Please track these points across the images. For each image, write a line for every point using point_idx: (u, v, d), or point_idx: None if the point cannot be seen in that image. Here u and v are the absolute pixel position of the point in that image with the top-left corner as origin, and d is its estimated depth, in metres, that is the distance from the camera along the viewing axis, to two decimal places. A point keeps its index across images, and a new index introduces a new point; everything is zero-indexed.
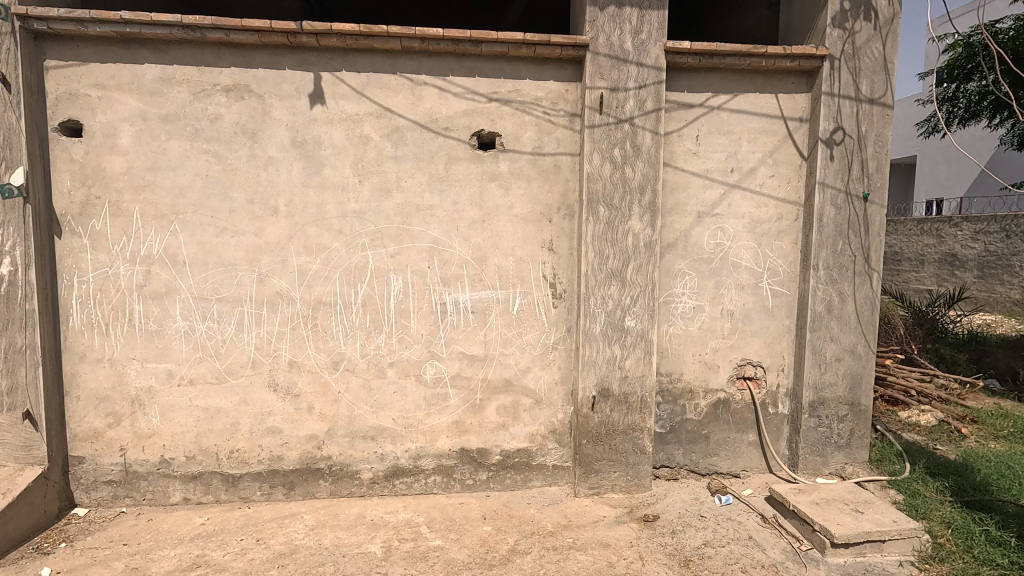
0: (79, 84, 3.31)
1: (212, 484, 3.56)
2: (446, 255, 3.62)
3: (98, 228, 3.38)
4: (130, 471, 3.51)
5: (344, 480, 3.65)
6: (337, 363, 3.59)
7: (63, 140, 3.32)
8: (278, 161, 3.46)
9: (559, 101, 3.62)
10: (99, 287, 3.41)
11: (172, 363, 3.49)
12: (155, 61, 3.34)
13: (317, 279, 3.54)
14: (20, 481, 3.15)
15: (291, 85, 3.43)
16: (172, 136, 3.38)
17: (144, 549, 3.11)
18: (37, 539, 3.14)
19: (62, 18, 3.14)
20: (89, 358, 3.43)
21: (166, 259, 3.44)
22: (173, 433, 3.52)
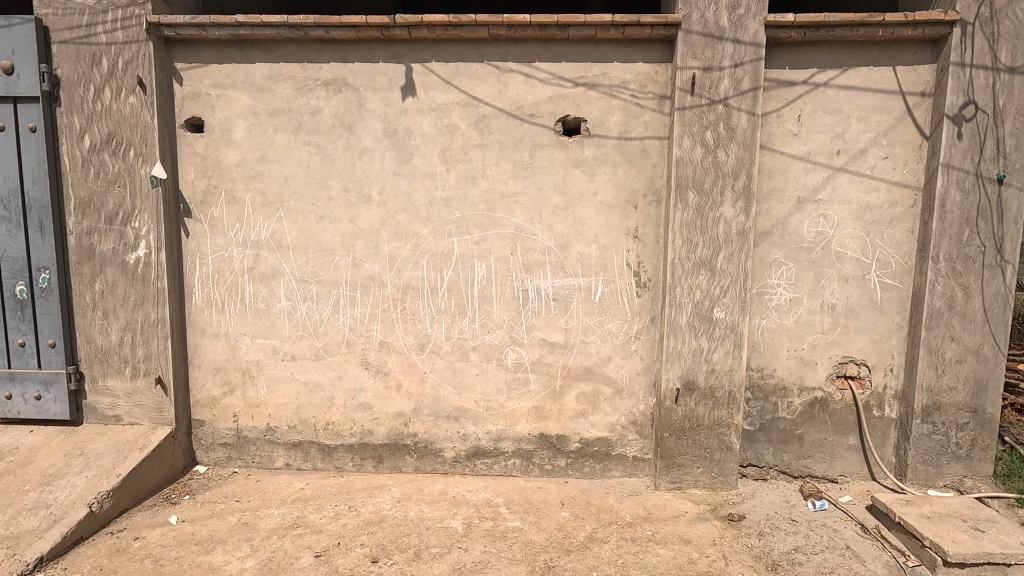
0: (201, 84, 3.65)
1: (311, 453, 3.85)
2: (529, 242, 3.64)
3: (216, 214, 3.72)
4: (242, 436, 3.87)
5: (429, 457, 3.81)
6: (424, 345, 3.74)
7: (187, 135, 3.68)
8: (372, 151, 3.63)
9: (647, 84, 3.51)
10: (217, 268, 3.76)
11: (277, 340, 3.79)
12: (265, 60, 3.60)
13: (407, 264, 3.69)
14: (153, 439, 3.60)
15: (384, 77, 3.58)
16: (279, 129, 3.64)
17: (253, 507, 3.43)
18: (167, 490, 3.58)
19: (187, 24, 3.46)
20: (208, 333, 3.81)
21: (273, 243, 3.73)
22: (278, 404, 3.83)
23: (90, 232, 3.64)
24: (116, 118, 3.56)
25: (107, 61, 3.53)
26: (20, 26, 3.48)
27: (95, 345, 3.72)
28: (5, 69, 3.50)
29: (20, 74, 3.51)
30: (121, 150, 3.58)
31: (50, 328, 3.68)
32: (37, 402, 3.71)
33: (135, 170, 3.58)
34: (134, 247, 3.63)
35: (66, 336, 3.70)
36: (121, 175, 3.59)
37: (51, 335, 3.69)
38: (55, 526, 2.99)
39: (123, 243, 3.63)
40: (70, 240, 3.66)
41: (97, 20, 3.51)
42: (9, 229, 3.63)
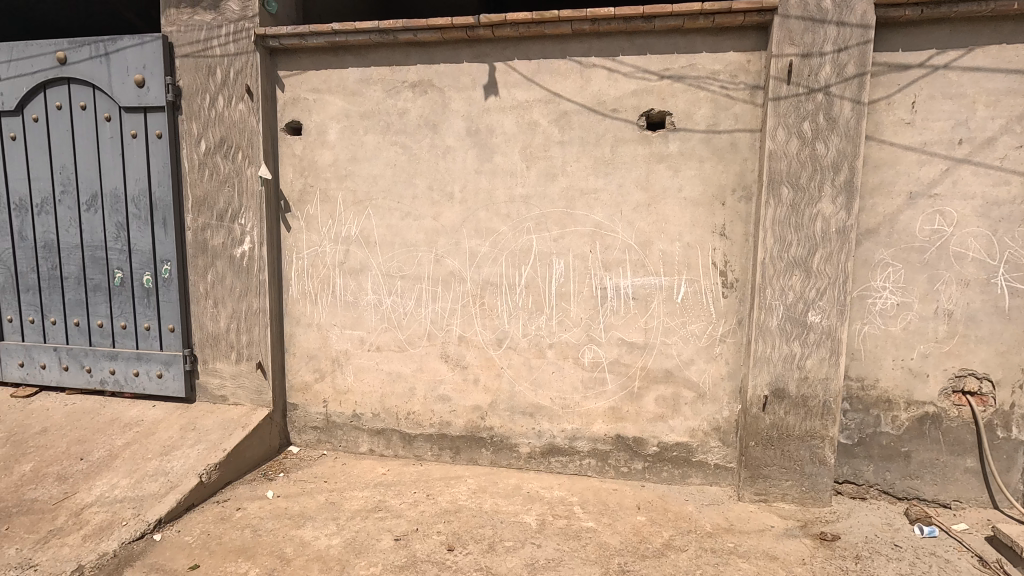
0: (300, 90, 3.90)
1: (393, 440, 4.02)
2: (608, 239, 3.58)
3: (312, 212, 3.97)
4: (330, 421, 4.11)
5: (504, 451, 3.86)
6: (501, 341, 3.78)
7: (288, 138, 3.96)
8: (455, 150, 3.72)
9: (739, 73, 3.34)
10: (311, 262, 4.01)
11: (364, 331, 3.99)
12: (357, 64, 3.79)
13: (486, 261, 3.75)
14: (254, 419, 3.91)
15: (468, 77, 3.66)
16: (369, 131, 3.82)
17: (339, 488, 3.64)
18: (265, 467, 3.88)
19: (289, 34, 3.72)
20: (303, 322, 4.08)
21: (362, 239, 3.92)
22: (364, 392, 4.03)
23: (204, 228, 4.01)
24: (227, 124, 3.90)
25: (220, 72, 3.87)
26: (150, 43, 3.90)
27: (206, 331, 4.09)
28: (138, 82, 3.93)
29: (150, 87, 3.92)
30: (231, 153, 3.91)
31: (170, 314, 4.10)
32: (159, 381, 4.15)
33: (242, 170, 3.90)
34: (241, 242, 3.95)
35: (183, 322, 4.10)
36: (231, 176, 3.92)
37: (171, 320, 4.11)
38: (171, 493, 3.34)
39: (231, 238, 3.97)
40: (187, 235, 4.05)
41: (213, 35, 3.85)
42: (139, 225, 4.08)
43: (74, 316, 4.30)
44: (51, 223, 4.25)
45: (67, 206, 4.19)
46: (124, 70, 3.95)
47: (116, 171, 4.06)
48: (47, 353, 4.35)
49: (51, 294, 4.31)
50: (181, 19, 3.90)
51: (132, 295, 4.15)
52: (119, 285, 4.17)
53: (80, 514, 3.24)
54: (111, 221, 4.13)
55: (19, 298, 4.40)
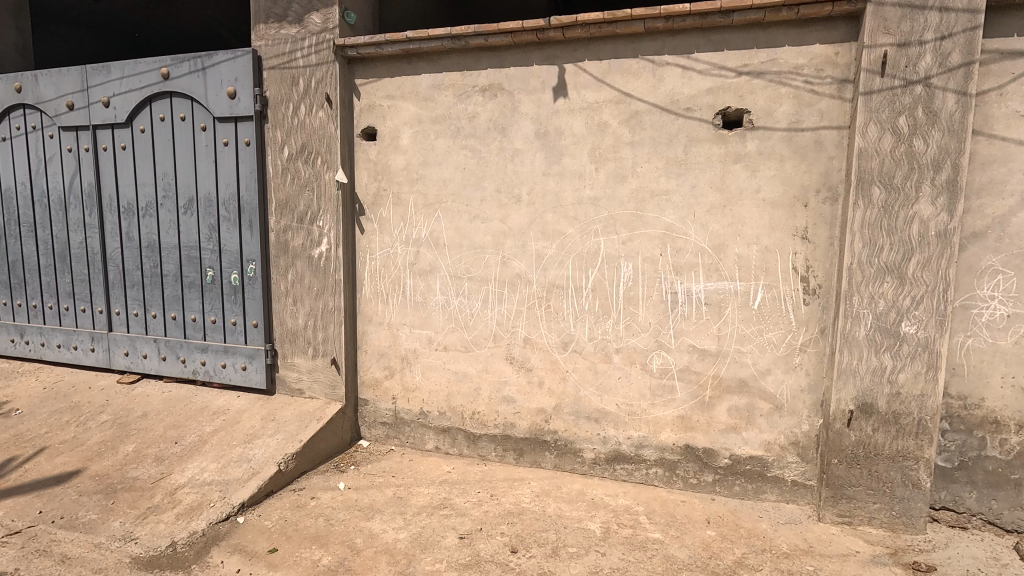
0: (376, 97, 4.05)
1: (458, 439, 4.08)
2: (680, 242, 3.47)
3: (384, 214, 4.11)
4: (399, 417, 4.23)
5: (568, 456, 3.82)
6: (566, 344, 3.75)
7: (364, 143, 4.11)
8: (523, 153, 3.73)
9: (825, 67, 3.15)
10: (383, 263, 4.15)
11: (432, 331, 4.07)
12: (430, 71, 3.89)
13: (553, 263, 3.73)
14: (328, 412, 4.09)
15: (537, 79, 3.66)
16: (440, 135, 3.91)
17: (406, 483, 3.73)
18: (337, 459, 4.05)
19: (366, 44, 3.87)
20: (374, 321, 4.22)
21: (431, 241, 4.01)
22: (431, 391, 4.12)
23: (285, 229, 4.24)
24: (308, 131, 4.10)
25: (303, 82, 4.08)
26: (241, 57, 4.17)
27: (286, 327, 4.32)
28: (230, 94, 4.21)
29: (240, 98, 4.20)
30: (311, 158, 4.11)
31: (254, 311, 4.36)
32: (243, 372, 4.43)
33: (321, 175, 4.09)
34: (319, 243, 4.15)
35: (265, 318, 4.35)
36: (311, 180, 4.13)
37: (255, 316, 4.37)
38: (253, 479, 3.55)
39: (310, 240, 4.17)
40: (271, 236, 4.30)
41: (297, 47, 4.07)
42: (228, 227, 4.37)
43: (171, 310, 4.67)
44: (153, 225, 4.64)
45: (167, 209, 4.56)
46: (217, 82, 4.25)
47: (209, 177, 4.38)
48: (148, 344, 4.75)
49: (152, 290, 4.71)
50: (268, 34, 4.15)
51: (221, 292, 4.46)
52: (210, 282, 4.49)
53: (173, 493, 3.51)
54: (205, 223, 4.45)
55: (125, 293, 4.84)
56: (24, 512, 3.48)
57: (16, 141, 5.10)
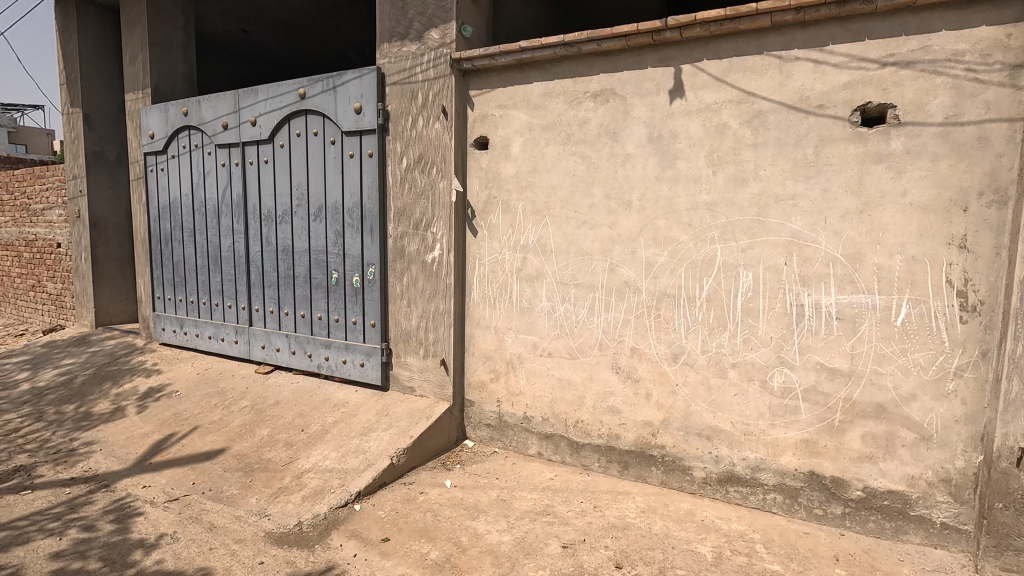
0: (489, 107, 4.16)
1: (561, 446, 4.05)
2: (808, 250, 3.19)
3: (494, 221, 4.20)
4: (503, 421, 4.28)
5: (676, 473, 3.65)
6: (677, 356, 3.59)
7: (476, 152, 4.24)
8: (635, 158, 3.64)
9: (992, 52, 2.76)
10: (491, 268, 4.24)
11: (537, 337, 4.08)
12: (541, 78, 3.93)
13: (664, 271, 3.60)
14: (436, 411, 4.26)
15: (652, 82, 3.56)
16: (550, 142, 3.93)
17: (509, 487, 3.78)
18: (444, 457, 4.19)
19: (481, 56, 4.00)
20: (482, 325, 4.32)
21: (539, 248, 4.03)
22: (534, 396, 4.13)
23: (402, 235, 4.48)
24: (425, 142, 4.31)
25: (421, 95, 4.30)
26: (367, 75, 4.50)
27: (400, 327, 4.56)
28: (357, 109, 4.55)
29: (365, 113, 4.52)
30: (428, 168, 4.31)
31: (372, 311, 4.66)
32: (361, 368, 4.73)
33: (436, 184, 4.28)
34: (432, 248, 4.34)
35: (382, 318, 4.63)
36: (426, 189, 4.33)
37: (373, 316, 4.66)
38: (368, 469, 3.78)
39: (424, 245, 4.38)
40: (389, 242, 4.57)
41: (417, 63, 4.30)
42: (352, 232, 4.72)
43: (301, 309, 5.11)
44: (288, 231, 5.12)
45: (300, 216, 5.02)
46: (346, 100, 4.61)
47: (337, 187, 4.75)
48: (282, 339, 5.24)
49: (286, 289, 5.20)
50: (392, 52, 4.43)
51: (344, 293, 4.81)
52: (335, 283, 4.86)
53: (300, 477, 3.83)
54: (332, 229, 4.83)
55: (264, 292, 5.38)
56: (182, 482, 3.98)
57: (182, 158, 5.89)
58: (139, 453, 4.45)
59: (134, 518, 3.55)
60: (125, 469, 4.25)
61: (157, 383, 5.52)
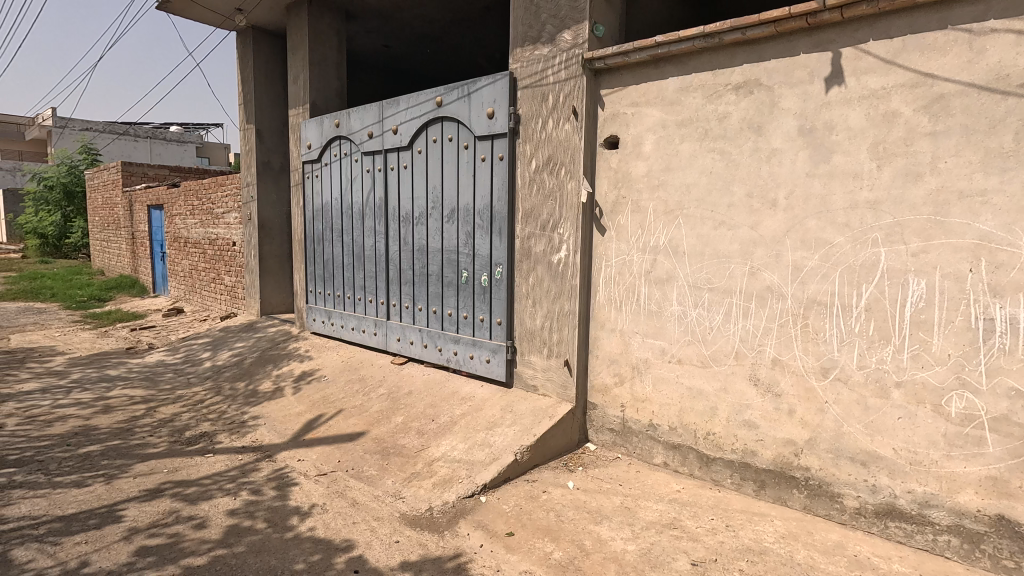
0: (620, 105, 4.08)
1: (689, 458, 3.85)
2: (1002, 256, 2.72)
3: (622, 222, 4.11)
4: (626, 426, 4.17)
5: (823, 499, 3.30)
6: (828, 371, 3.25)
7: (605, 152, 4.18)
8: (782, 152, 3.35)
9: None
10: (618, 270, 4.15)
11: (666, 342, 3.91)
12: (677, 73, 3.77)
13: (814, 276, 3.28)
14: (559, 411, 4.26)
15: (804, 70, 3.26)
16: (685, 138, 3.75)
17: (634, 495, 3.67)
18: (566, 458, 4.19)
19: (614, 54, 3.94)
20: (607, 327, 4.24)
21: (670, 249, 3.87)
22: (661, 404, 3.96)
23: (529, 236, 4.56)
24: (554, 143, 4.34)
25: (552, 97, 4.34)
26: (500, 81, 4.64)
27: (526, 327, 4.64)
28: (489, 114, 4.72)
29: (497, 117, 4.67)
30: (556, 169, 4.34)
31: (499, 309, 4.79)
32: (487, 364, 4.89)
33: (565, 185, 4.29)
34: (559, 249, 4.36)
35: (508, 317, 4.74)
36: (555, 190, 4.36)
37: (499, 314, 4.79)
38: (493, 463, 3.89)
39: (551, 246, 4.41)
40: (516, 242, 4.67)
41: (548, 65, 4.34)
42: (481, 233, 4.89)
43: (433, 305, 5.41)
44: (424, 231, 5.44)
45: (435, 218, 5.31)
46: (480, 105, 4.80)
47: (469, 189, 4.96)
48: (415, 333, 5.59)
49: (420, 286, 5.53)
50: (524, 56, 4.52)
51: (473, 291, 5.00)
52: (464, 282, 5.07)
53: (431, 464, 4.06)
54: (463, 230, 5.05)
55: (401, 289, 5.77)
56: (329, 459, 4.41)
57: (334, 166, 6.52)
58: (295, 429, 5.01)
59: (291, 487, 3.99)
60: (283, 442, 4.80)
61: (309, 368, 6.17)
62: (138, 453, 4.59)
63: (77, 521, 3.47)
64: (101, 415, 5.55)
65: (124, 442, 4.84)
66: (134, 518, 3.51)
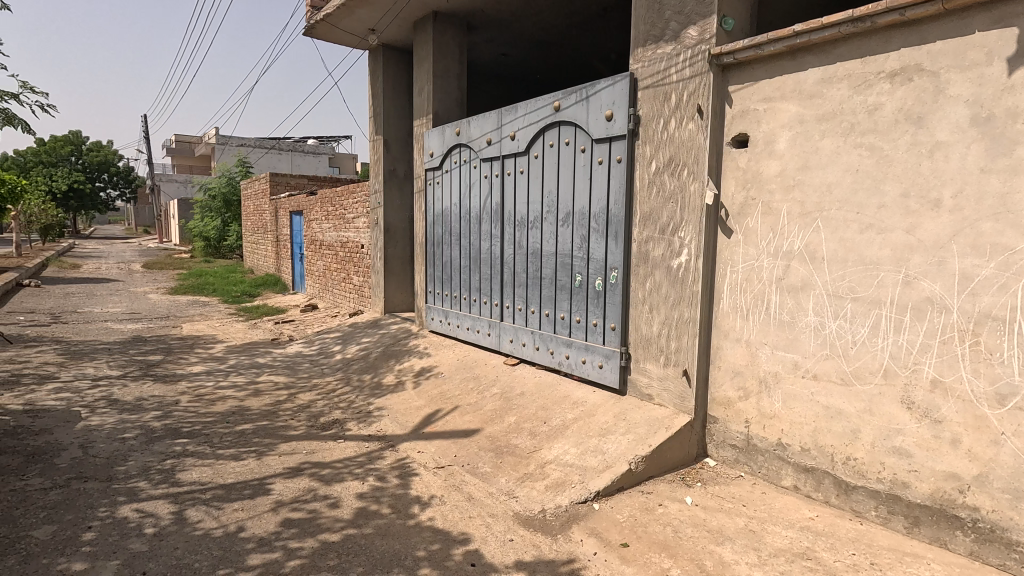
0: (751, 101, 3.83)
1: (824, 483, 3.51)
2: None
3: (751, 225, 3.86)
4: (751, 443, 3.90)
5: (996, 546, 2.85)
6: (1006, 398, 2.80)
7: (733, 151, 3.95)
8: (948, 146, 2.96)
9: None
10: (746, 276, 3.90)
11: (799, 355, 3.60)
12: (819, 64, 3.46)
13: (988, 288, 2.84)
14: (676, 422, 4.09)
15: (980, 50, 2.85)
16: (826, 134, 3.43)
17: (759, 518, 3.42)
18: (683, 472, 4.01)
19: (745, 47, 3.72)
20: (730, 337, 3.99)
21: (806, 254, 3.56)
22: (792, 422, 3.65)
23: (647, 240, 4.43)
24: (676, 143, 4.19)
25: (675, 96, 4.19)
26: (620, 82, 4.57)
27: (641, 333, 4.52)
28: (608, 117, 4.67)
29: (616, 119, 4.61)
30: (678, 170, 4.18)
31: (613, 314, 4.71)
32: (600, 370, 4.83)
33: (687, 187, 4.12)
34: (679, 253, 4.19)
35: (623, 322, 4.64)
36: (676, 191, 4.20)
37: (614, 319, 4.71)
38: (607, 471, 3.83)
39: (671, 250, 4.25)
40: (633, 246, 4.56)
41: (671, 63, 4.20)
42: (597, 237, 4.85)
43: (546, 308, 5.45)
44: (538, 235, 5.51)
45: (550, 221, 5.35)
46: (598, 108, 4.77)
47: (585, 192, 4.93)
48: (528, 335, 5.67)
49: (533, 289, 5.60)
50: (646, 55, 4.42)
51: (587, 295, 4.97)
52: (578, 286, 5.06)
53: (544, 467, 4.10)
54: (578, 234, 5.04)
55: (514, 291, 5.89)
56: (446, 453, 4.61)
57: (454, 172, 6.82)
58: (415, 422, 5.30)
59: (412, 476, 4.23)
60: (405, 433, 5.10)
61: (427, 364, 6.50)
62: (282, 434, 5.13)
63: (235, 490, 3.95)
64: (252, 398, 6.28)
65: (271, 423, 5.43)
66: (280, 493, 3.92)
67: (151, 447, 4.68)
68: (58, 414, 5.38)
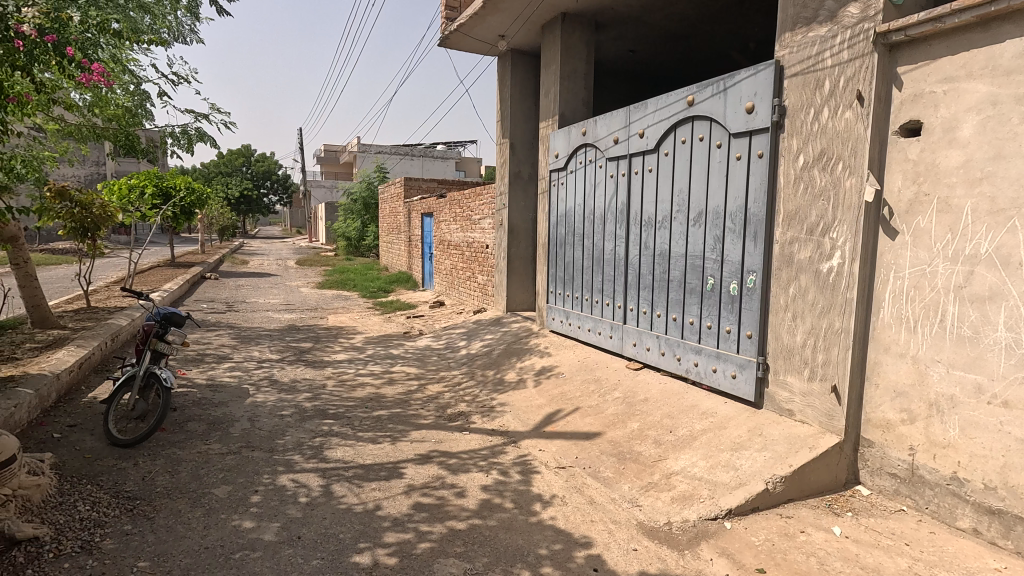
0: (926, 83, 3.35)
1: (1015, 530, 2.96)
2: None
3: (923, 225, 3.37)
4: (917, 474, 3.41)
5: None
6: None
7: (901, 141, 3.48)
8: None
9: None
10: (914, 284, 3.41)
11: (983, 377, 3.08)
12: (1020, 34, 2.93)
13: None
14: (822, 442, 3.70)
15: None
16: None
17: (928, 561, 2.98)
18: (830, 498, 3.62)
19: (920, 22, 3.25)
20: (892, 351, 3.53)
21: (996, 259, 3.03)
22: (972, 454, 3.13)
23: (792, 241, 4.07)
24: (830, 135, 3.79)
25: (829, 83, 3.80)
26: (763, 71, 4.25)
27: (782, 343, 4.16)
28: (748, 109, 4.37)
29: (758, 111, 4.29)
30: (831, 164, 3.79)
31: (750, 321, 4.39)
32: (732, 380, 4.52)
33: (841, 182, 3.72)
34: (829, 256, 3.80)
35: (761, 329, 4.31)
36: (828, 188, 3.80)
37: (750, 327, 4.39)
38: (740, 489, 3.57)
39: (820, 252, 3.86)
40: (775, 247, 4.21)
41: (826, 47, 3.81)
42: (732, 238, 4.55)
43: (673, 312, 5.22)
44: (667, 235, 5.30)
45: (679, 221, 5.13)
46: (737, 100, 4.48)
47: (720, 190, 4.66)
48: (652, 339, 5.48)
49: (660, 292, 5.40)
50: (795, 41, 4.06)
51: (719, 299, 4.68)
52: (710, 289, 4.78)
53: (669, 477, 3.93)
54: (711, 234, 4.76)
55: (639, 293, 5.72)
56: (567, 453, 4.61)
57: (579, 173, 6.80)
58: (536, 420, 5.37)
59: (534, 474, 4.28)
60: (526, 430, 5.19)
61: (548, 364, 6.56)
62: (414, 421, 5.47)
63: (373, 471, 4.28)
64: (387, 386, 6.78)
65: (403, 411, 5.82)
66: (411, 477, 4.18)
67: (304, 424, 5.25)
68: (232, 389, 6.23)
